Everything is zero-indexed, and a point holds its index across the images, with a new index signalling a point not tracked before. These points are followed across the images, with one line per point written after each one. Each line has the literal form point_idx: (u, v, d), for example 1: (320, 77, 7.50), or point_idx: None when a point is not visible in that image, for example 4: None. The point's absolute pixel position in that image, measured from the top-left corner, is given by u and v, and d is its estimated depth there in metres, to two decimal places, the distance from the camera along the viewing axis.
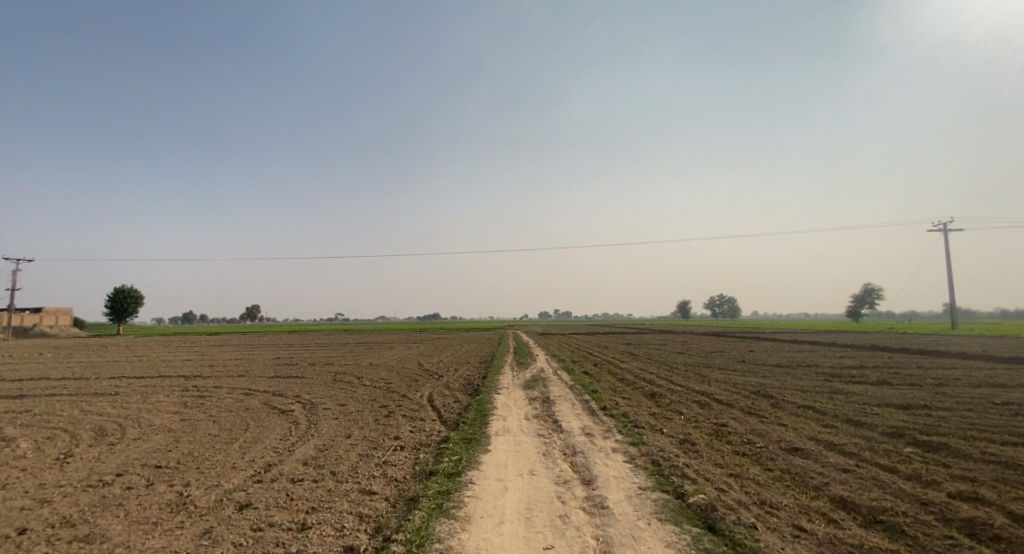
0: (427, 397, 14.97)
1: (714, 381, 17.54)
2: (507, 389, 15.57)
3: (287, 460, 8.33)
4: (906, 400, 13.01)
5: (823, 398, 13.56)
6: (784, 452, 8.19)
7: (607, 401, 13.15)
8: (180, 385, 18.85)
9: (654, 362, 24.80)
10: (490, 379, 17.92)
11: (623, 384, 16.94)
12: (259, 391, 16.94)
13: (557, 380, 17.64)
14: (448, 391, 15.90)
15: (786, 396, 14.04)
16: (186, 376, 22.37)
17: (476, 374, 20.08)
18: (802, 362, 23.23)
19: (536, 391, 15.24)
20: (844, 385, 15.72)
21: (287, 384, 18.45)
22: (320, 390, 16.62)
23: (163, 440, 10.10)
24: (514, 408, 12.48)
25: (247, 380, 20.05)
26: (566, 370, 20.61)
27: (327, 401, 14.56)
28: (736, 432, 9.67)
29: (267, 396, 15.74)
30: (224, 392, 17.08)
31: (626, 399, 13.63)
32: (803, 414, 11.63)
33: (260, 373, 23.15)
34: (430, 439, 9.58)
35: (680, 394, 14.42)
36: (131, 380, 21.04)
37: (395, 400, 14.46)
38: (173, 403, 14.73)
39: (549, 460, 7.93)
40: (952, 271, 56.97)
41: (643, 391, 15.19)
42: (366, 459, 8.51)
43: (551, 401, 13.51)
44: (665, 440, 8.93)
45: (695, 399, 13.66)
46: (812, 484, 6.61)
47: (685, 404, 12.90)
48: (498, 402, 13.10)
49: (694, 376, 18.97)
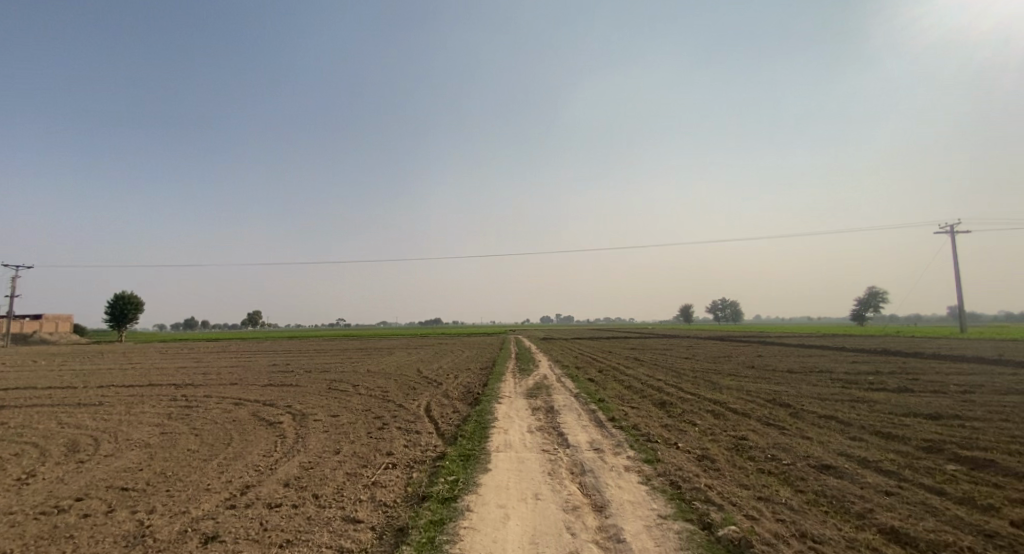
0: (424, 407, 14.19)
1: (726, 388, 16.72)
2: (509, 398, 14.78)
3: (266, 481, 7.56)
4: (935, 410, 12.16)
5: (845, 407, 12.75)
6: (815, 471, 7.39)
7: (616, 412, 12.37)
8: (168, 395, 18.08)
9: (661, 368, 23.95)
10: (491, 387, 17.13)
11: (630, 392, 16.14)
12: (250, 400, 16.21)
13: (561, 388, 16.84)
14: (447, 400, 15.10)
15: (805, 405, 13.22)
16: (177, 384, 21.65)
17: (476, 381, 19.29)
18: (814, 368, 22.42)
19: (539, 400, 14.45)
20: (865, 393, 14.91)
21: (280, 394, 17.67)
22: (313, 400, 15.82)
23: (137, 457, 9.33)
24: (516, 419, 11.70)
25: (239, 389, 19.28)
26: (570, 377, 19.82)
27: (320, 412, 13.78)
28: (758, 447, 8.88)
29: (257, 407, 14.97)
30: (213, 402, 16.29)
31: (636, 409, 12.84)
32: (827, 425, 10.82)
33: (253, 381, 22.41)
34: (425, 456, 8.79)
35: (691, 404, 13.62)
36: (120, 388, 20.34)
37: (391, 410, 13.68)
38: (157, 414, 13.95)
39: (555, 482, 7.15)
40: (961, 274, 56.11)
41: (652, 400, 14.41)
42: (353, 479, 7.72)
43: (556, 412, 12.72)
44: (681, 457, 8.14)
45: (709, 408, 12.87)
46: (855, 512, 5.83)
47: (699, 414, 12.11)
48: (500, 413, 12.32)
49: (703, 383, 18.17)
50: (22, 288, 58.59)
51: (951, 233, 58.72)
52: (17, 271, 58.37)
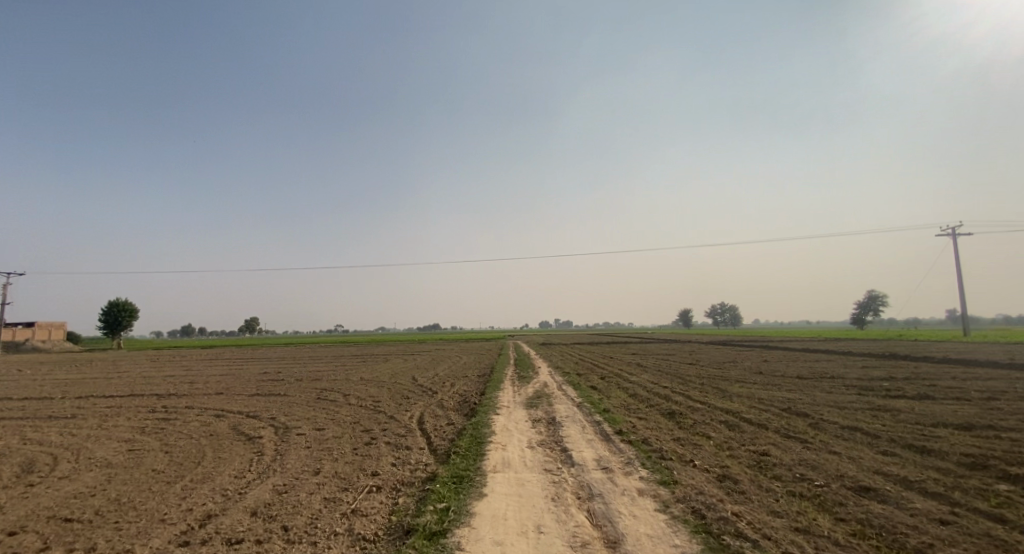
0: (416, 419, 13.27)
1: (736, 396, 15.84)
2: (507, 408, 13.86)
3: (231, 509, 6.64)
4: (965, 419, 11.31)
5: (867, 417, 11.88)
6: (854, 494, 6.52)
7: (623, 424, 11.49)
8: (147, 406, 17.08)
9: (665, 374, 23.10)
10: (489, 396, 16.24)
11: (635, 401, 15.27)
12: (232, 412, 15.26)
13: (562, 396, 15.96)
14: (441, 411, 14.18)
15: (824, 415, 12.37)
16: (160, 394, 20.70)
17: (473, 390, 18.39)
18: (823, 374, 21.59)
19: (539, 410, 13.57)
20: (884, 400, 14.08)
21: (265, 404, 16.72)
22: (300, 412, 14.88)
23: (94, 479, 8.39)
24: (515, 433, 10.82)
25: (224, 400, 18.30)
26: (571, 385, 18.91)
27: (304, 425, 12.84)
28: (784, 465, 8.01)
29: (238, 419, 14.01)
30: (193, 414, 15.32)
31: (643, 420, 11.98)
32: (852, 437, 9.96)
33: (241, 390, 21.45)
34: (413, 478, 7.86)
35: (702, 414, 12.76)
36: (99, 399, 19.37)
37: (381, 423, 12.75)
38: (130, 429, 12.98)
39: (560, 510, 6.25)
40: (961, 277, 56.08)
41: (660, 410, 13.55)
42: (330, 506, 6.81)
43: (558, 423, 11.84)
44: (701, 478, 7.26)
45: (721, 419, 11.99)
46: (913, 547, 4.97)
47: (712, 425, 11.24)
48: (497, 426, 11.43)
49: (712, 390, 17.29)
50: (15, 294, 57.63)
51: (952, 237, 58.41)
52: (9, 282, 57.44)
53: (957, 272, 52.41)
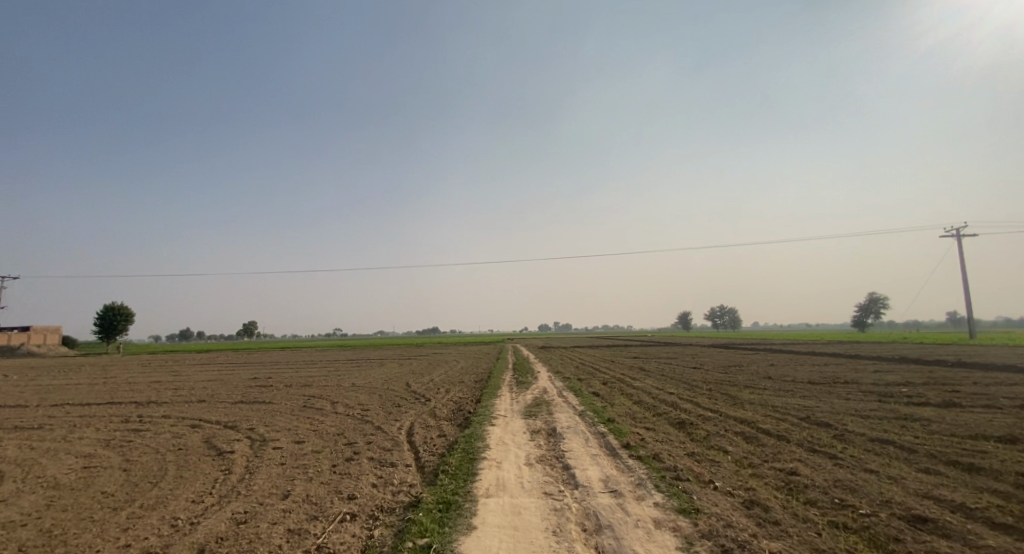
0: (405, 430, 12.27)
1: (748, 404, 14.84)
2: (503, 418, 12.84)
3: (176, 546, 5.64)
4: (1002, 431, 10.34)
5: (895, 428, 10.90)
6: (909, 528, 5.52)
7: (630, 435, 10.49)
8: (121, 416, 15.99)
9: (670, 379, 22.08)
10: (485, 404, 15.21)
11: (641, 408, 14.27)
12: (209, 422, 14.22)
13: (563, 404, 14.95)
14: (433, 421, 13.18)
15: (848, 425, 11.38)
16: (139, 402, 19.59)
17: (469, 397, 17.36)
18: (835, 379, 20.58)
19: (538, 420, 12.56)
20: (908, 408, 13.11)
21: (247, 413, 15.67)
22: (281, 422, 13.82)
23: (32, 504, 7.36)
24: (512, 447, 9.80)
25: (205, 408, 17.25)
26: (571, 392, 17.89)
27: (283, 437, 11.81)
28: (818, 487, 7.01)
29: (213, 430, 12.97)
30: (167, 424, 14.25)
31: (651, 431, 10.99)
32: (886, 452, 8.97)
33: (224, 397, 20.36)
34: (394, 504, 6.87)
35: (715, 424, 11.73)
36: (73, 408, 18.26)
37: (366, 435, 11.74)
38: (93, 442, 11.92)
39: (562, 547, 5.25)
40: (965, 276, 55.50)
41: (668, 419, 12.55)
42: (294, 539, 5.81)
43: (559, 435, 10.84)
44: (725, 505, 6.26)
45: (736, 430, 11.01)
46: None
47: (728, 438, 10.24)
48: (492, 438, 10.42)
49: (721, 397, 16.27)
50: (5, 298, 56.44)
51: (957, 237, 57.61)
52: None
53: (963, 269, 52.00)
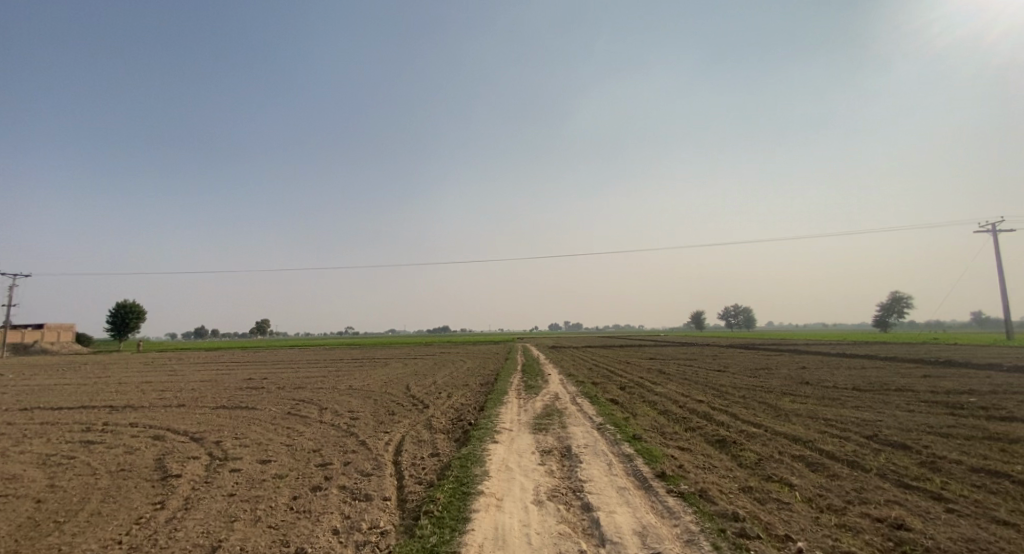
0: (393, 448, 10.37)
1: (794, 416, 12.74)
2: (509, 433, 10.90)
3: None
4: None
5: (996, 453, 8.72)
6: None
7: (664, 460, 8.49)
8: (82, 424, 14.23)
9: (695, 384, 19.95)
10: (487, 414, 13.25)
11: (669, 421, 12.22)
12: (174, 434, 12.43)
13: (577, 415, 12.94)
14: (426, 436, 11.28)
15: (931, 448, 9.23)
16: (113, 407, 17.90)
17: (471, 405, 15.45)
18: (884, 385, 18.28)
19: (550, 436, 10.62)
20: (994, 425, 10.88)
21: (220, 422, 13.87)
22: (254, 435, 11.98)
23: None
24: (517, 476, 7.82)
25: (177, 415, 15.44)
26: (587, 399, 15.89)
27: (248, 455, 9.98)
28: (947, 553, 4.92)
29: (172, 445, 11.15)
30: (126, 435, 12.47)
31: (688, 454, 8.99)
32: (1006, 490, 6.83)
33: (207, 402, 18.61)
34: None
35: (766, 446, 9.64)
36: (39, 413, 16.61)
37: (344, 454, 9.84)
38: (28, 460, 10.14)
39: None
40: (1002, 275, 52.32)
41: (705, 437, 10.52)
42: None
43: (575, 458, 8.88)
44: None
45: (793, 454, 8.96)
46: None
47: (788, 467, 8.14)
48: (493, 462, 8.46)
49: (760, 407, 14.15)
50: (14, 289, 55.17)
51: (993, 234, 54.24)
52: (14, 275, 53.87)
53: (998, 266, 49.21)
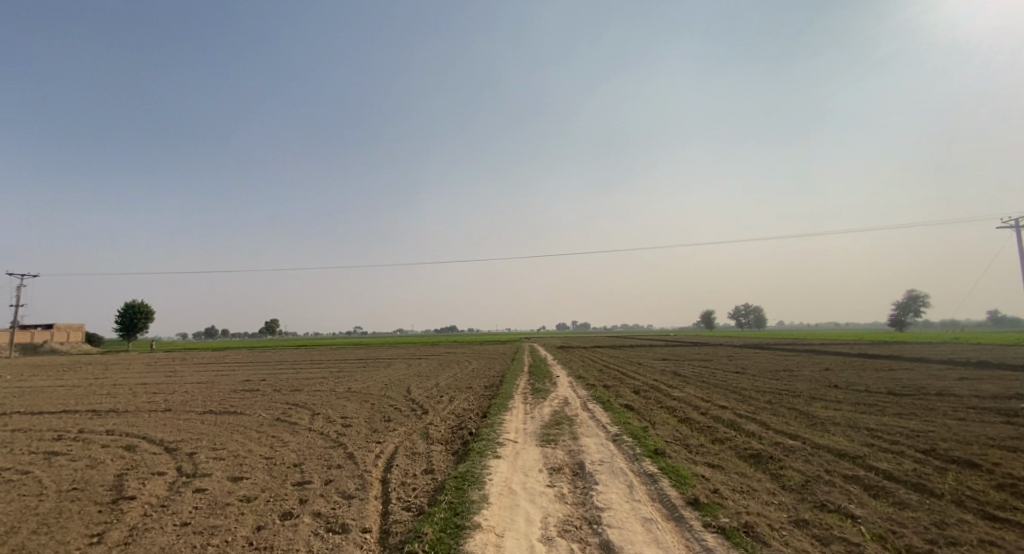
0: (383, 463, 9.19)
1: (832, 426, 11.39)
2: (513, 446, 9.67)
3: None
4: None
5: None
6: None
7: (696, 482, 7.24)
8: (54, 433, 13.20)
9: (715, 388, 18.60)
10: (490, 422, 12.03)
11: (693, 432, 10.95)
12: (148, 444, 11.34)
13: (590, 424, 11.69)
14: (420, 448, 10.09)
15: (1006, 468, 7.84)
16: (96, 412, 16.89)
17: (473, 411, 14.25)
18: (922, 389, 16.81)
19: (560, 449, 9.38)
20: None
21: (200, 431, 12.78)
22: (233, 446, 10.86)
23: None
24: (521, 502, 6.62)
25: (158, 422, 14.37)
26: (599, 404, 14.67)
27: (219, 471, 8.84)
28: None
29: (140, 459, 10.03)
30: (94, 446, 11.39)
31: (722, 475, 7.72)
32: None
33: (195, 406, 17.56)
34: None
35: (809, 463, 8.36)
36: (17, 419, 15.66)
37: (327, 471, 8.67)
38: None
39: None
40: None
41: (737, 452, 9.24)
42: None
43: (589, 478, 7.64)
44: None
45: (845, 475, 7.65)
46: None
47: (843, 492, 6.84)
48: (495, 484, 7.24)
49: (791, 415, 12.82)
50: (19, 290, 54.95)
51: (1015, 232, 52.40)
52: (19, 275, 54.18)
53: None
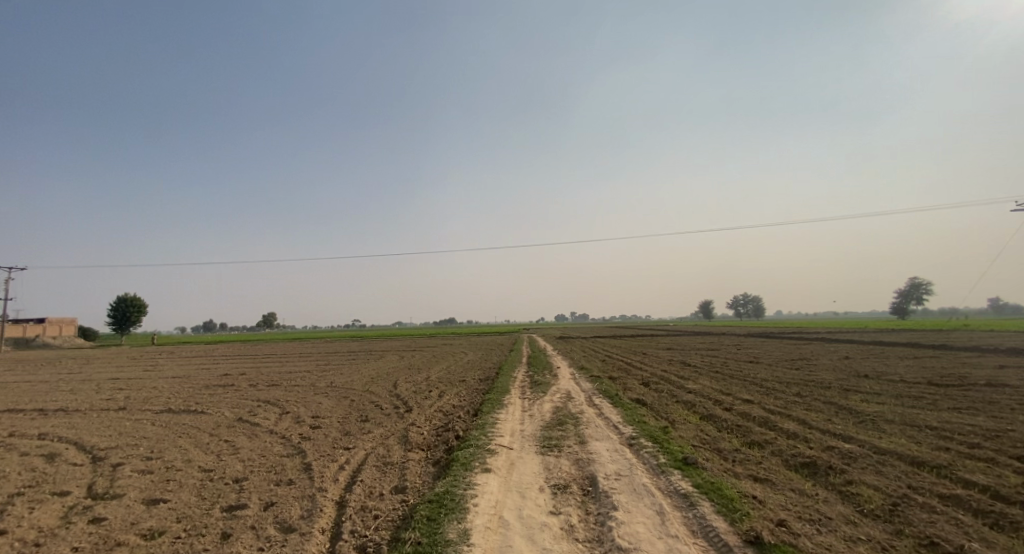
0: (344, 477, 7.34)
1: (886, 424, 9.59)
2: (507, 455, 7.81)
3: None
4: None
5: None
6: None
7: (750, 509, 5.40)
8: None
9: (733, 379, 16.82)
10: (481, 422, 10.19)
11: (723, 434, 9.12)
12: (73, 453, 9.47)
13: (599, 424, 9.86)
14: (393, 457, 8.26)
15: None
16: (42, 412, 14.99)
17: (462, 409, 12.39)
18: (965, 379, 15.03)
19: (564, 459, 7.55)
20: None
21: (142, 434, 10.91)
22: (171, 455, 9.00)
23: None
24: (517, 541, 4.83)
25: (102, 423, 12.51)
26: (608, 399, 12.84)
27: (135, 490, 7.00)
28: None
29: (49, 474, 8.17)
30: (7, 456, 9.52)
31: (778, 496, 5.89)
32: None
33: (155, 405, 15.69)
34: None
35: (881, 476, 6.56)
36: None
37: (269, 491, 6.82)
38: None
39: None
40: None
41: (786, 461, 7.41)
42: None
43: (605, 501, 5.82)
44: None
45: (940, 494, 5.82)
46: None
47: (951, 522, 5.05)
48: (481, 513, 5.42)
49: (831, 411, 11.02)
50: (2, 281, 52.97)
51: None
52: None
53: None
